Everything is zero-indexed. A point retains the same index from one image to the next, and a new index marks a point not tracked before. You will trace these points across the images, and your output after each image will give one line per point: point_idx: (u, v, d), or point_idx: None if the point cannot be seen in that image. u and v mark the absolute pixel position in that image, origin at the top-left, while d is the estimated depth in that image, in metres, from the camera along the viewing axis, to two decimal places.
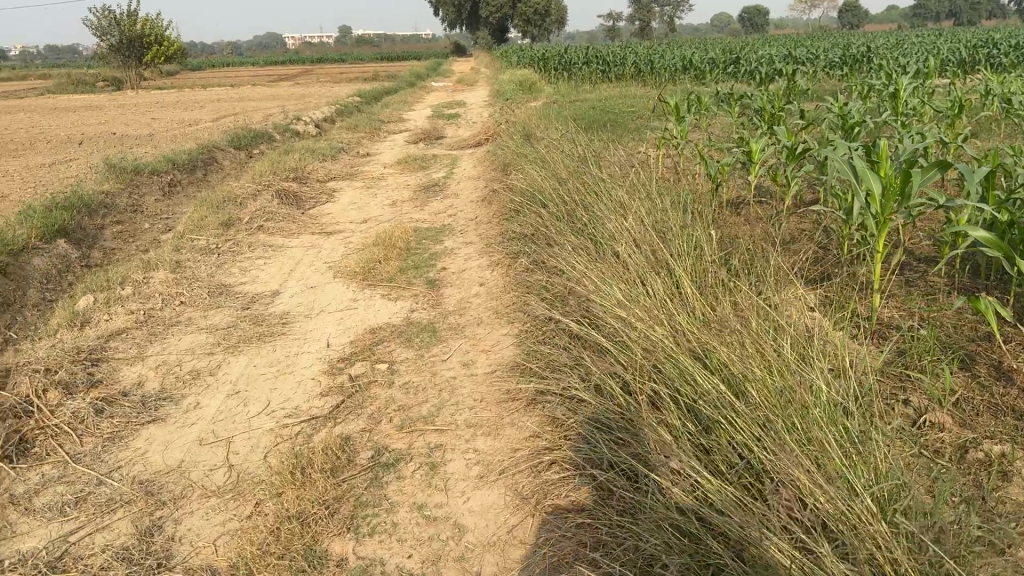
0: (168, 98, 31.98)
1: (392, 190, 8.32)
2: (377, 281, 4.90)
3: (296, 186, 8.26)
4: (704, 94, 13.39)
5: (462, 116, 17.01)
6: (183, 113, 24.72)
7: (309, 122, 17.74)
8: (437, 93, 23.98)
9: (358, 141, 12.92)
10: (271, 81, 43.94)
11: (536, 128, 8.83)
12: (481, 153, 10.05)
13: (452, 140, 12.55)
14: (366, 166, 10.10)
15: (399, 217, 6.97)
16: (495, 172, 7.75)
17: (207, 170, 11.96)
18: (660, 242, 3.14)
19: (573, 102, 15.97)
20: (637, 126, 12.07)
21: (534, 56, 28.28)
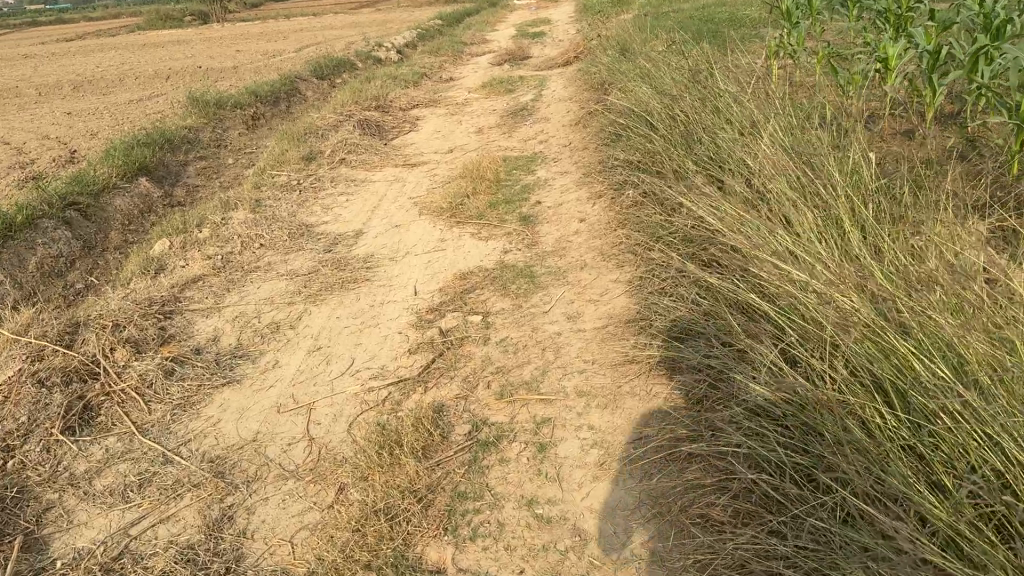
0: (253, 30, 31.96)
1: (478, 116, 7.84)
2: (466, 217, 4.49)
3: (378, 115, 7.88)
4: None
5: (548, 33, 16.20)
6: (268, 44, 24.60)
7: (391, 48, 17.27)
8: (520, 12, 23.03)
9: (441, 65, 12.40)
10: (352, 8, 43.46)
11: (632, 43, 8.12)
12: (571, 73, 9.40)
13: (540, 59, 11.88)
14: (450, 92, 9.62)
15: (487, 145, 6.52)
16: (589, 93, 7.16)
17: (289, 101, 11.72)
18: (806, 174, 2.61)
19: (667, 13, 14.95)
20: (739, 37, 11.12)
21: None
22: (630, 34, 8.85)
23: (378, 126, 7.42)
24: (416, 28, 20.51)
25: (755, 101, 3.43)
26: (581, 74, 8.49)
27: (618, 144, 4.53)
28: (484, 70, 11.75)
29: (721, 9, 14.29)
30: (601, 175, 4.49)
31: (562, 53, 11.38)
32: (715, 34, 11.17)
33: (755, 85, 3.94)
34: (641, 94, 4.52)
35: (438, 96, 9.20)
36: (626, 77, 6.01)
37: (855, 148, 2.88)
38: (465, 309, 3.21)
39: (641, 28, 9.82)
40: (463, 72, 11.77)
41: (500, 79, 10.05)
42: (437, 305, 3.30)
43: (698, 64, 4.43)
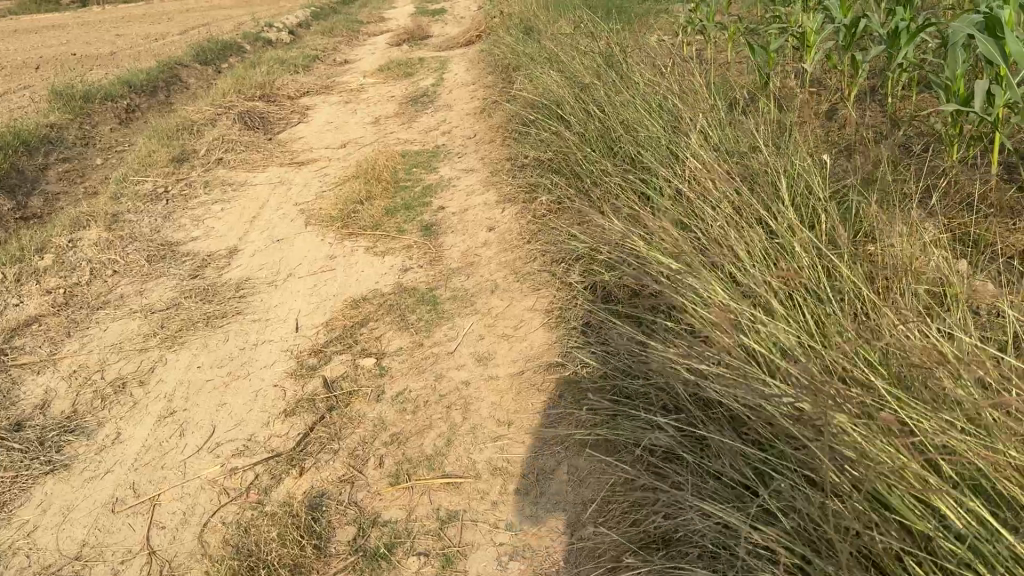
0: (135, 12, 30.00)
1: (375, 104, 7.26)
2: (359, 226, 3.96)
3: (264, 106, 7.20)
4: None
5: (448, 10, 15.58)
6: (150, 27, 23.05)
7: (282, 29, 16.29)
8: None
9: (334, 47, 11.65)
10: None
11: (534, 23, 7.67)
12: (473, 54, 8.88)
13: (440, 38, 11.30)
14: (344, 77, 8.96)
15: (384, 137, 5.97)
16: (493, 77, 6.68)
17: (169, 91, 10.79)
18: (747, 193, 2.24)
19: None
20: (644, 14, 10.81)
21: None
22: (533, 12, 8.38)
23: (264, 119, 6.76)
24: (309, 6, 19.48)
25: (680, 93, 3.03)
26: (483, 55, 7.98)
27: (527, 138, 4.07)
28: (382, 51, 11.09)
29: None
30: (509, 175, 4.03)
31: (463, 32, 10.82)
32: (619, 11, 10.82)
33: (676, 72, 3.55)
34: (549, 82, 4.07)
35: (331, 82, 8.55)
36: (531, 62, 5.57)
37: (801, 149, 2.51)
38: (356, 349, 2.71)
39: (544, 5, 9.36)
40: (359, 54, 11.08)
41: (398, 61, 9.44)
42: (322, 345, 2.79)
43: (610, 48, 4.02)
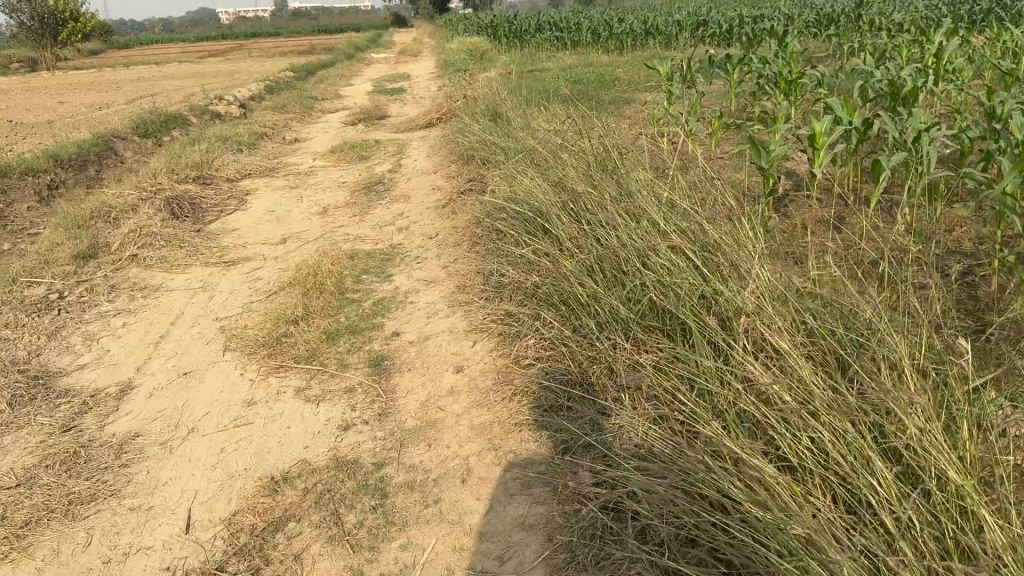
0: (84, 79, 29.21)
1: (323, 190, 6.53)
2: (290, 352, 3.18)
3: (198, 191, 6.43)
4: (683, 60, 11.86)
5: (408, 90, 15.16)
6: (96, 96, 22.25)
7: (233, 103, 15.63)
8: (379, 65, 21.87)
9: (286, 125, 10.97)
10: (198, 57, 41.10)
11: (500, 113, 7.11)
12: (433, 138, 8.26)
13: (399, 120, 10.76)
14: (292, 158, 8.24)
15: (331, 231, 5.22)
16: (457, 169, 6.03)
17: (101, 166, 9.95)
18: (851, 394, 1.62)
19: (533, 74, 14.31)
20: (614, 106, 10.39)
21: (481, 25, 26.50)
22: (500, 96, 7.83)
23: (196, 207, 5.99)
24: (264, 80, 18.91)
25: (719, 224, 2.36)
26: (445, 142, 7.38)
27: (503, 251, 3.39)
28: (336, 131, 10.48)
29: (589, 71, 13.64)
30: (481, 299, 3.30)
31: (424, 115, 10.25)
32: (587, 102, 10.40)
33: (698, 191, 2.90)
34: (534, 188, 3.40)
35: (278, 164, 7.82)
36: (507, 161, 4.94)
37: (901, 319, 1.85)
38: (266, 571, 1.90)
39: (511, 91, 8.84)
40: (312, 133, 10.43)
41: (352, 142, 8.77)
42: (221, 563, 1.96)
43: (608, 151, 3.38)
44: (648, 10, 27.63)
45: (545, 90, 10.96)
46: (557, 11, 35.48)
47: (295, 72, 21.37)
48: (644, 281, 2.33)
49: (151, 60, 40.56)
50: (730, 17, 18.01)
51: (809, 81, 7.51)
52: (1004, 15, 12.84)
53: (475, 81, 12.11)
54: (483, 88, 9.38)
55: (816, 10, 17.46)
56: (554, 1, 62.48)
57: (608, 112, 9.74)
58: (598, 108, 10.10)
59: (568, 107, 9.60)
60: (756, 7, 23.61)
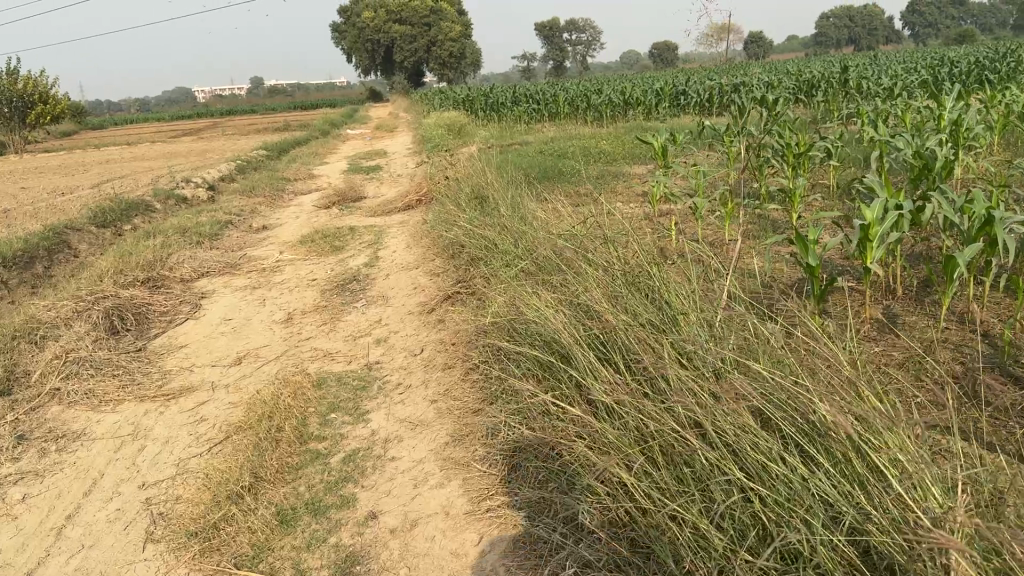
0: (52, 163, 28.58)
1: (290, 291, 5.76)
2: (231, 543, 2.38)
3: (145, 297, 5.65)
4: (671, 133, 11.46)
5: (384, 168, 14.63)
6: (61, 180, 21.55)
7: (201, 186, 14.97)
8: (355, 142, 21.47)
9: (253, 211, 10.27)
10: (171, 138, 40.76)
11: (486, 198, 6.44)
12: (413, 224, 7.58)
13: (375, 201, 10.12)
14: (257, 251, 7.50)
15: (295, 346, 4.43)
16: (442, 266, 5.31)
17: (50, 261, 9.14)
18: None
19: (513, 149, 13.87)
20: (602, 183, 9.81)
21: (457, 99, 26.41)
22: (485, 177, 7.20)
23: (142, 320, 5.21)
24: (235, 161, 18.34)
25: (827, 400, 1.68)
26: (426, 231, 6.68)
27: (512, 399, 2.68)
28: (307, 216, 9.80)
29: (572, 145, 13.18)
30: (485, 468, 2.54)
31: (401, 197, 9.61)
32: (574, 181, 9.83)
33: (775, 339, 2.20)
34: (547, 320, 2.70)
35: (241, 258, 7.07)
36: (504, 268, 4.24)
37: None
38: None
39: (495, 171, 8.24)
40: (282, 219, 9.75)
41: (324, 230, 8.07)
42: None
43: (643, 279, 2.68)
44: (623, 80, 27.76)
45: (529, 168, 10.41)
46: (532, 84, 35.75)
47: (268, 151, 20.87)
48: (737, 488, 1.66)
49: (124, 140, 40.16)
50: (710, 86, 17.84)
51: (819, 153, 6.95)
52: (990, 77, 12.67)
53: (455, 158, 11.57)
54: (464, 167, 8.77)
55: (795, 77, 17.39)
56: (526, 73, 63.43)
57: (598, 191, 9.15)
58: (587, 187, 9.53)
59: (556, 189, 9.01)
60: (731, 74, 23.72)
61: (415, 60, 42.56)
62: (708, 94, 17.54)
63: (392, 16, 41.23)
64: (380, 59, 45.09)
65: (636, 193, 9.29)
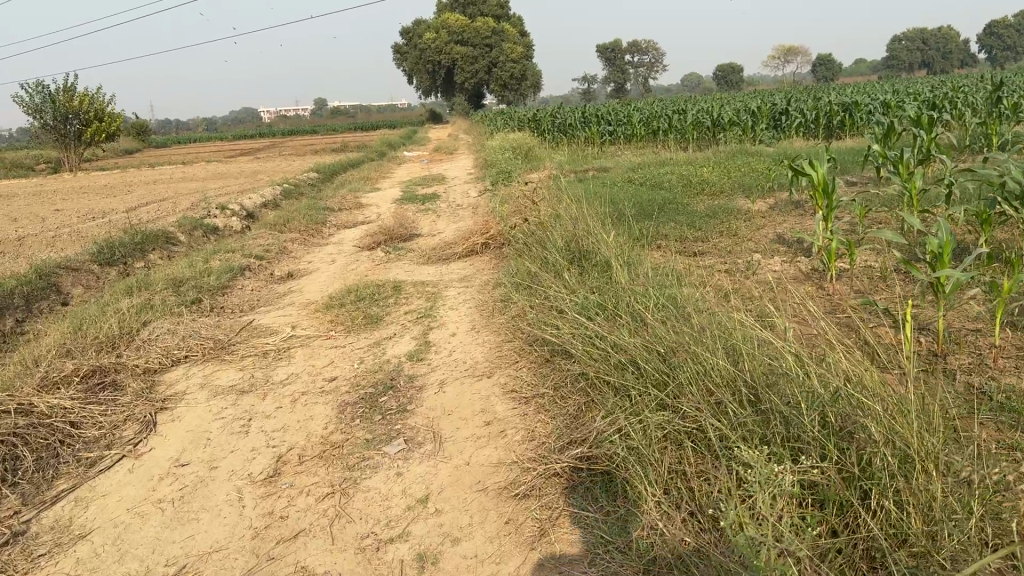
0: (100, 182, 27.65)
1: (291, 403, 3.75)
2: None
3: (74, 408, 3.68)
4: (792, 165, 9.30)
5: (443, 196, 12.73)
6: (102, 202, 20.33)
7: (236, 215, 13.29)
8: (412, 166, 19.78)
9: (281, 250, 8.41)
10: (227, 157, 40.01)
11: (593, 260, 4.37)
12: (480, 281, 5.54)
13: (429, 242, 8.18)
14: (269, 319, 5.55)
15: (266, 561, 2.39)
16: (531, 382, 3.23)
17: (27, 312, 7.38)
18: None
19: (594, 177, 11.84)
20: (720, 228, 7.67)
21: (522, 119, 24.53)
22: (584, 217, 5.13)
23: (49, 460, 3.25)
24: (279, 184, 16.71)
25: None
26: (500, 302, 4.63)
27: None
28: (345, 260, 7.89)
29: (666, 172, 11.07)
30: None
31: (463, 237, 7.63)
32: (684, 224, 7.71)
33: None
34: None
35: (242, 332, 5.13)
36: (685, 454, 2.24)
37: None
38: None
39: (590, 209, 6.19)
40: (316, 264, 7.87)
41: (363, 285, 6.10)
42: None
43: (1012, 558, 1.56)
44: (702, 101, 25.49)
45: (622, 204, 8.34)
46: (599, 106, 33.76)
47: (319, 174, 19.33)
48: None
49: (182, 159, 39.57)
50: (815, 107, 15.57)
51: None
52: None
53: (527, 189, 9.60)
54: (546, 201, 6.74)
55: (920, 99, 14.95)
56: (589, 95, 61.57)
57: (720, 242, 7.05)
58: (703, 234, 7.40)
59: (664, 239, 6.93)
60: (829, 95, 21.27)
61: (476, 81, 40.99)
62: (813, 117, 15.28)
63: (455, 37, 39.88)
64: (441, 79, 43.73)
65: (768, 240, 7.11)
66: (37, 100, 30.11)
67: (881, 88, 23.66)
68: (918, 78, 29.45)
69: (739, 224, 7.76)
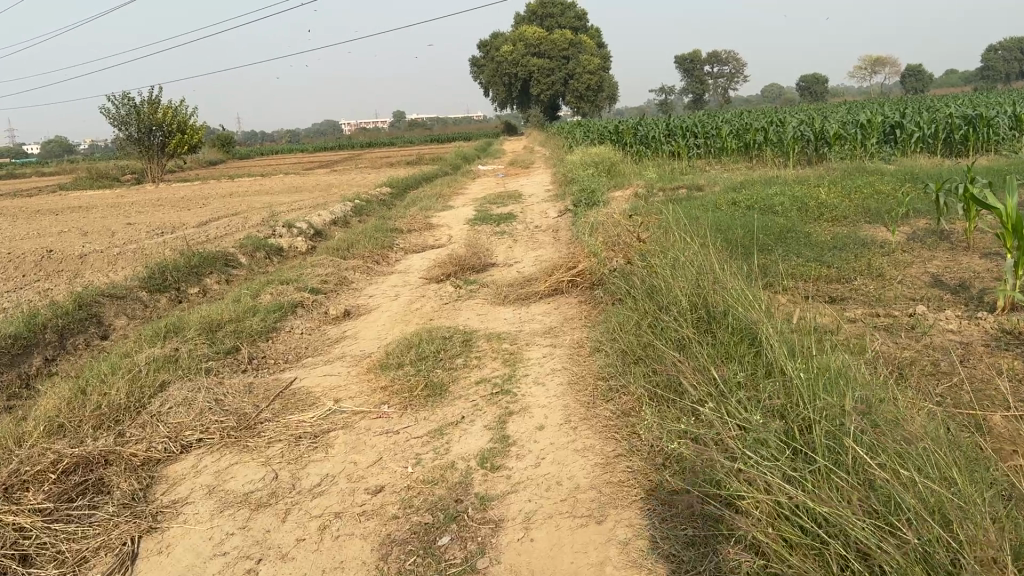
0: (177, 194, 27.73)
1: (318, 532, 2.71)
2: None
3: (30, 532, 2.74)
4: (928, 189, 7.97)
5: (520, 217, 11.73)
6: (174, 215, 20.10)
7: (302, 234, 12.56)
8: (488, 181, 18.90)
9: (340, 280, 7.51)
10: (303, 169, 40.11)
11: (729, 331, 3.23)
12: (573, 336, 4.43)
13: (505, 276, 7.14)
14: (314, 379, 4.57)
15: None
16: (684, 557, 2.14)
17: (58, 349, 6.63)
18: None
19: (688, 198, 10.67)
20: (857, 266, 6.38)
21: (601, 131, 23.46)
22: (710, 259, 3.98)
23: None
24: (350, 200, 16.00)
25: None
26: (601, 379, 3.52)
27: None
28: (410, 294, 6.91)
29: (775, 192, 9.78)
30: None
31: (547, 271, 6.54)
32: (811, 263, 6.47)
33: None
34: None
35: (275, 399, 4.14)
36: None
37: None
38: None
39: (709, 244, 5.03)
40: (379, 298, 6.92)
41: (429, 333, 5.06)
42: None
43: None
44: (793, 113, 23.97)
45: (732, 233, 7.12)
46: (678, 120, 32.51)
47: (391, 190, 18.61)
48: None
49: (260, 171, 39.83)
50: (933, 119, 14.03)
51: None
52: None
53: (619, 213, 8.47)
54: (650, 234, 5.60)
55: None
56: (666, 106, 60.01)
57: (863, 288, 5.77)
58: (837, 275, 6.13)
59: (789, 284, 5.73)
60: (937, 107, 19.58)
61: (554, 93, 40.16)
62: (932, 129, 13.72)
63: (532, 50, 39.26)
64: (517, 92, 43.11)
65: (922, 285, 5.80)
66: (122, 111, 30.55)
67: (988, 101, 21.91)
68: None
69: (875, 263, 6.50)
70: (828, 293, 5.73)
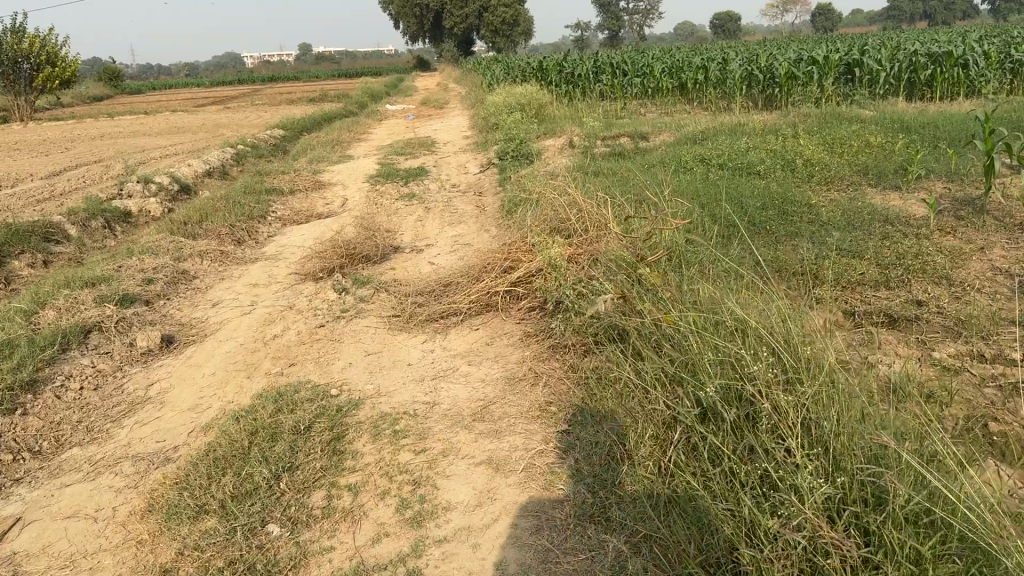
0: (40, 136, 24.12)
1: None
2: None
3: None
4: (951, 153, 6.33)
5: (432, 171, 9.61)
6: (24, 163, 16.96)
7: (161, 193, 10.08)
8: (396, 124, 16.56)
9: (177, 278, 5.31)
10: (194, 106, 36.39)
11: (911, 548, 1.49)
12: (524, 441, 2.48)
13: (411, 272, 5.09)
14: (50, 528, 2.49)
15: None
16: None
17: None
18: None
19: (636, 151, 8.81)
20: (901, 260, 4.59)
21: (522, 65, 21.26)
22: (781, 327, 2.16)
23: None
24: (229, 146, 13.41)
25: None
26: None
27: None
28: (273, 300, 4.79)
29: (747, 145, 7.93)
30: None
31: (471, 271, 4.52)
32: (838, 257, 4.66)
33: None
34: None
35: None
36: None
37: None
38: None
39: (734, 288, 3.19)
40: (225, 310, 4.75)
41: (271, 413, 2.98)
42: None
43: None
44: (724, 49, 22.31)
45: (720, 211, 5.25)
46: (600, 57, 30.50)
47: (283, 133, 16.02)
48: None
49: (147, 108, 35.95)
50: (896, 57, 12.51)
51: None
52: None
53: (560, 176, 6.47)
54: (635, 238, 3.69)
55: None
56: (583, 41, 57.79)
57: (932, 301, 3.97)
58: (884, 277, 4.32)
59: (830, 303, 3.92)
60: (882, 45, 18.18)
61: (468, 26, 37.51)
62: (897, 68, 12.14)
63: None
64: (429, 25, 40.11)
65: (1010, 291, 4.06)
66: None
67: (924, 38, 20.82)
68: (952, 33, 26.67)
69: (920, 250, 4.75)
70: (884, 309, 3.92)
